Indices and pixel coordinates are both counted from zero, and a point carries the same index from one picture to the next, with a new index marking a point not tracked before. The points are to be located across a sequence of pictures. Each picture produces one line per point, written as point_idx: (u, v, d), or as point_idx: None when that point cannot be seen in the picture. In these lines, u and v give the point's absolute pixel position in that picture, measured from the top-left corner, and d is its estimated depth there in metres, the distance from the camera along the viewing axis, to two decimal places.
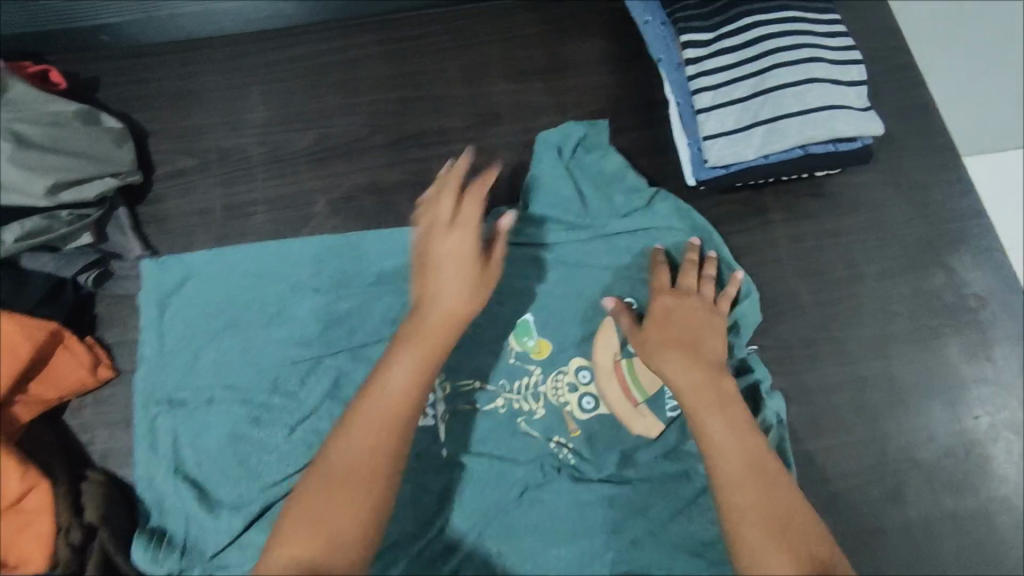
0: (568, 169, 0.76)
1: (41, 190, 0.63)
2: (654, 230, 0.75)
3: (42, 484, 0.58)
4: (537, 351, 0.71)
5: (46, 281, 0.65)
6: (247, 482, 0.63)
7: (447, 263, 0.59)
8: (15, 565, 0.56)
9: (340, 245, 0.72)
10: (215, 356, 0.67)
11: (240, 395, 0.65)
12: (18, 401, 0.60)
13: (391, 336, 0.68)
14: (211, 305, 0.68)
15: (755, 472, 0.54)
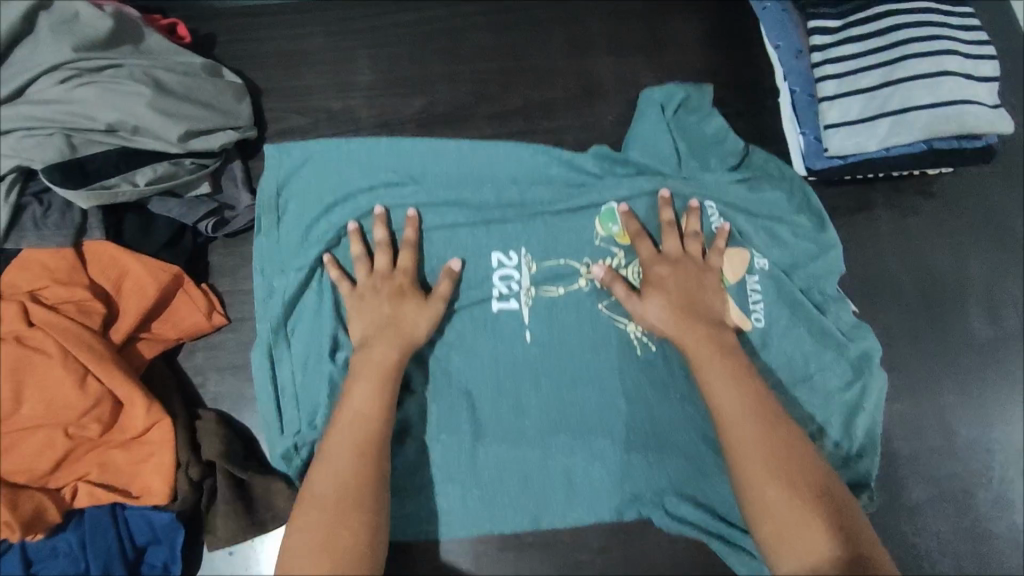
0: (670, 125, 0.73)
1: (175, 137, 0.67)
2: (753, 180, 0.72)
3: (164, 419, 0.61)
4: (622, 237, 0.70)
5: (170, 227, 0.70)
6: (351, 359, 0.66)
7: (378, 310, 0.63)
8: (139, 495, 0.60)
9: (443, 148, 0.72)
10: (325, 233, 0.68)
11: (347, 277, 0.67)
12: (142, 338, 0.66)
13: (489, 230, 0.69)
14: (320, 187, 0.70)
15: (758, 423, 0.57)
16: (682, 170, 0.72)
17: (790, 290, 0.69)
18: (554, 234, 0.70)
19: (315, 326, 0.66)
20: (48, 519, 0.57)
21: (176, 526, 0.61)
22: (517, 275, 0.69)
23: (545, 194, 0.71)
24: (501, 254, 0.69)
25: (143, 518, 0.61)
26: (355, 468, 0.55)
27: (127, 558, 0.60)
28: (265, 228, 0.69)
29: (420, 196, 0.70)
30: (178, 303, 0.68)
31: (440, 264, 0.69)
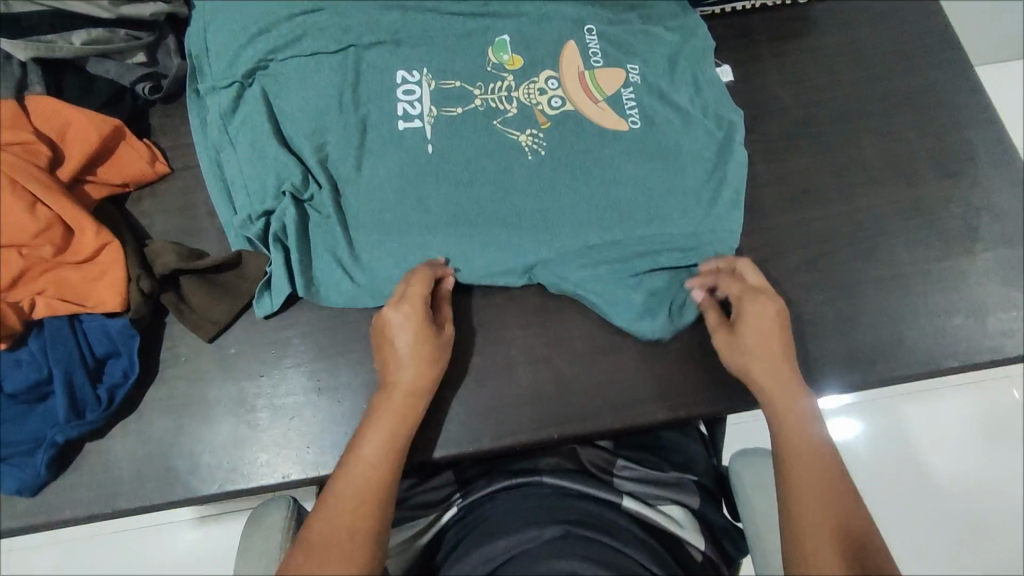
0: None
1: (106, 2, 0.73)
2: None
3: (114, 241, 0.67)
4: (512, 65, 0.73)
5: (109, 87, 0.75)
6: (274, 156, 0.69)
7: (401, 346, 0.62)
8: (95, 306, 0.65)
9: None
10: (250, 53, 0.71)
11: (270, 91, 0.71)
12: (89, 181, 0.71)
13: (390, 44, 0.73)
14: (238, 10, 0.71)
15: (818, 456, 0.57)
16: None
17: (662, 87, 0.73)
18: (452, 36, 0.73)
19: (244, 123, 0.71)
20: (8, 326, 0.63)
21: (130, 331, 0.66)
22: (419, 90, 0.72)
23: (445, 2, 0.74)
24: (405, 73, 0.72)
25: (100, 329, 0.66)
26: (371, 486, 0.56)
27: (88, 366, 0.65)
28: (194, 49, 0.72)
29: (336, 16, 0.72)
30: (123, 151, 0.73)
31: (351, 73, 0.71)
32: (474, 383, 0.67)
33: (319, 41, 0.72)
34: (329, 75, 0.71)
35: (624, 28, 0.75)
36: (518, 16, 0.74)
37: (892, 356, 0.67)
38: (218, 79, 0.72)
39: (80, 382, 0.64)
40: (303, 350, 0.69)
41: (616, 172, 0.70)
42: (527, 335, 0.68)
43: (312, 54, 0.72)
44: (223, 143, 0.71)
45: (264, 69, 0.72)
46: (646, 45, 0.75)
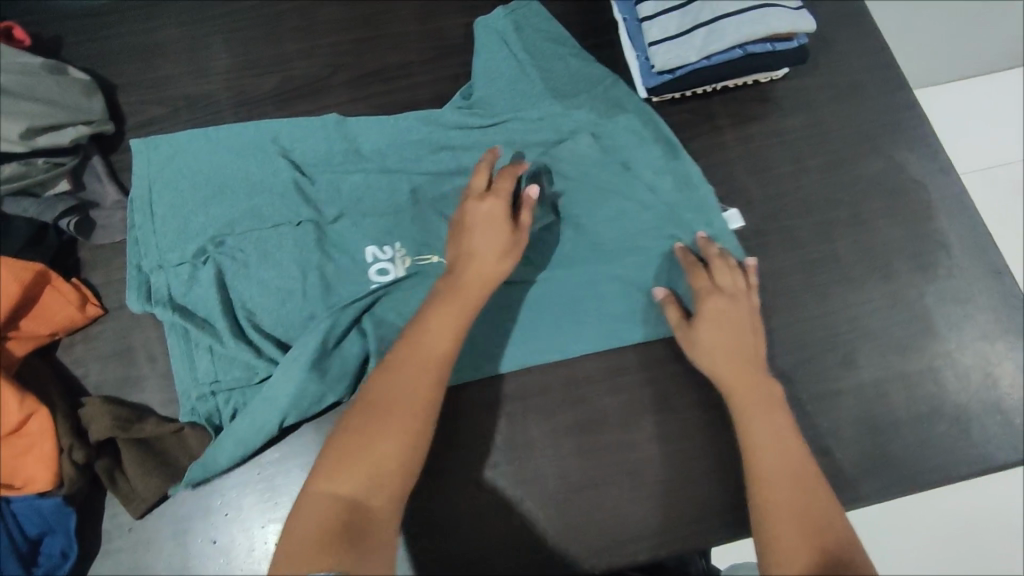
0: (517, 57, 0.75)
1: (16, 135, 0.67)
2: (602, 112, 0.73)
3: (41, 410, 0.62)
4: None
5: (28, 226, 0.69)
6: (241, 352, 0.66)
7: (478, 227, 0.62)
8: (23, 486, 0.60)
9: (306, 126, 0.73)
10: (204, 222, 0.70)
11: (224, 268, 0.68)
12: (12, 336, 0.66)
13: (350, 213, 0.70)
14: (191, 181, 0.71)
15: (775, 423, 0.59)
16: (539, 105, 0.74)
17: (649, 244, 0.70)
18: (416, 196, 0.71)
19: (199, 306, 0.67)
20: None
21: (66, 510, 0.61)
22: (393, 270, 0.68)
23: (414, 163, 0.73)
24: (376, 249, 0.69)
25: (31, 508, 0.61)
26: (416, 398, 0.55)
27: (19, 550, 0.60)
28: (141, 225, 0.70)
29: (298, 190, 0.71)
30: (48, 298, 0.68)
31: (310, 248, 0.68)
32: (442, 535, 0.63)
33: (274, 214, 0.70)
34: (288, 254, 0.68)
35: (604, 178, 0.72)
36: (494, 175, 0.72)
37: (876, 472, 0.64)
38: (168, 257, 0.69)
39: (12, 570, 0.59)
40: (258, 509, 0.64)
41: (593, 318, 0.69)
42: (497, 477, 0.64)
43: (267, 227, 0.69)
44: (183, 328, 0.67)
45: (218, 244, 0.69)
46: (631, 192, 0.72)
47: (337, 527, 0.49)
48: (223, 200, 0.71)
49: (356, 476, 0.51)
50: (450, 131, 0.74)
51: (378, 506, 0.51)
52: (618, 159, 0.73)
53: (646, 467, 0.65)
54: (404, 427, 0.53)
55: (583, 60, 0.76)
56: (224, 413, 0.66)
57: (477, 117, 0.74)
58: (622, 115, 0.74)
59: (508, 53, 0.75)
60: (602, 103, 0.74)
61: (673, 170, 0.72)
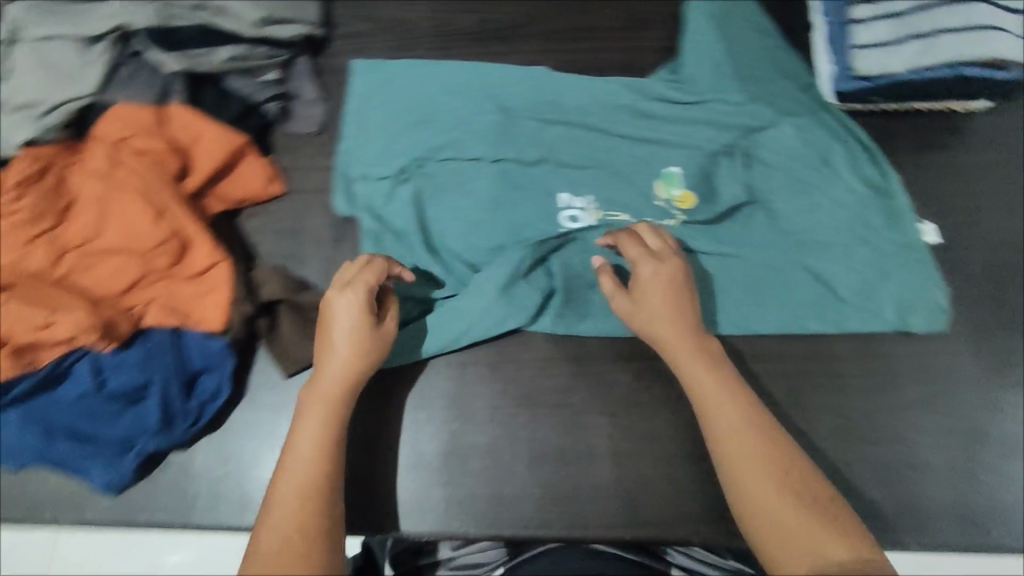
0: (721, 43, 0.79)
1: (252, 21, 0.75)
2: (797, 113, 0.77)
3: (224, 261, 0.68)
4: (681, 202, 0.74)
5: (241, 103, 0.77)
6: (432, 260, 0.71)
7: (342, 326, 0.60)
8: (198, 323, 0.67)
9: (511, 75, 0.79)
10: (408, 142, 0.76)
11: (426, 184, 0.74)
12: (210, 195, 0.73)
13: (546, 159, 0.75)
14: (403, 105, 0.78)
15: (730, 408, 0.58)
16: (738, 94, 0.77)
17: (835, 242, 0.72)
18: (610, 156, 0.76)
19: (394, 218, 0.73)
20: (119, 332, 0.65)
21: (228, 354, 0.67)
22: (583, 216, 0.73)
23: (615, 125, 0.77)
24: (569, 195, 0.74)
25: (200, 345, 0.67)
26: (319, 465, 0.55)
27: (183, 377, 0.66)
28: (352, 135, 0.77)
29: (500, 128, 0.76)
30: (244, 167, 0.75)
31: (510, 182, 0.74)
32: (553, 465, 0.65)
33: (477, 144, 0.76)
34: (484, 184, 0.74)
35: (799, 171, 0.75)
36: (687, 149, 0.76)
37: (984, 514, 0.65)
38: (374, 168, 0.75)
39: (174, 394, 0.65)
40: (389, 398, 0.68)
41: (766, 305, 0.70)
42: (614, 426, 0.66)
43: (469, 155, 0.75)
44: (377, 234, 0.73)
45: (419, 165, 0.75)
46: (823, 188, 0.74)
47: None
48: (427, 125, 0.77)
49: (277, 536, 0.50)
50: (649, 101, 0.79)
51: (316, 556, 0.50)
52: (816, 155, 0.75)
53: None
54: (313, 490, 0.53)
55: (788, 58, 0.80)
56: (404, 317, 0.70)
57: (681, 93, 0.79)
58: (821, 116, 0.77)
59: (710, 39, 0.79)
60: (797, 107, 0.77)
61: (865, 177, 0.74)
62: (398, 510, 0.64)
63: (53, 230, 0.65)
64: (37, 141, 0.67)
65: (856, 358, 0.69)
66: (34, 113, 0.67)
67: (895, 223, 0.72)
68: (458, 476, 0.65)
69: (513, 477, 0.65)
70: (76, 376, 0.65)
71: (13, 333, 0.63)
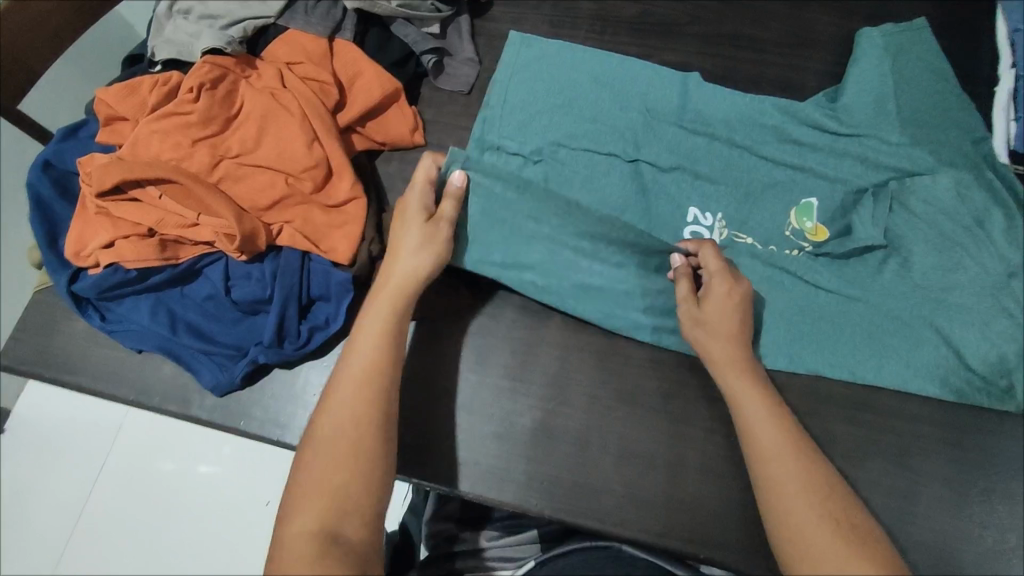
0: (895, 78, 0.75)
1: None
2: (963, 168, 0.71)
3: (362, 198, 0.70)
4: (814, 234, 0.70)
5: (402, 49, 0.79)
6: (547, 246, 0.69)
7: (404, 222, 0.65)
8: (326, 252, 0.69)
9: (663, 73, 0.77)
10: (547, 122, 0.74)
11: (552, 167, 0.72)
12: (356, 132, 0.75)
13: (685, 168, 0.72)
14: (549, 84, 0.76)
15: (774, 432, 0.57)
16: (907, 135, 0.73)
17: (977, 312, 0.66)
18: (748, 170, 0.72)
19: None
20: (256, 245, 0.67)
21: (348, 288, 0.69)
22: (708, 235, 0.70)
23: (762, 142, 0.74)
24: (699, 212, 0.71)
25: (324, 274, 0.69)
26: (358, 415, 0.56)
27: (302, 300, 0.69)
28: (493, 103, 0.75)
29: (640, 124, 0.74)
30: (393, 112, 0.77)
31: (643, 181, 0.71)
32: (641, 467, 0.64)
33: (619, 135, 0.73)
34: (617, 179, 0.71)
35: (946, 228, 0.69)
36: (832, 182, 0.72)
37: None
38: (508, 141, 0.73)
39: (290, 315, 0.68)
40: (488, 363, 0.68)
41: (891, 364, 0.66)
42: (709, 443, 0.65)
43: (607, 144, 0.72)
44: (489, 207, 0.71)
45: (554, 149, 0.72)
46: (971, 251, 0.68)
47: (320, 549, 0.50)
48: (568, 106, 0.75)
49: (315, 503, 0.52)
50: (801, 126, 0.74)
51: (356, 533, 0.52)
52: (969, 215, 0.70)
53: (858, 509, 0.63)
54: (351, 437, 0.56)
55: (964, 108, 0.73)
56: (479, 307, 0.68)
57: (837, 123, 0.74)
58: (985, 175, 0.71)
59: (882, 73, 0.75)
60: (967, 160, 0.71)
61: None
62: (478, 475, 0.64)
63: (216, 136, 0.68)
64: (220, 50, 0.70)
65: (978, 434, 0.65)
66: (215, 23, 0.72)
67: None
68: (546, 456, 0.64)
69: (601, 472, 0.64)
70: (209, 277, 0.69)
71: (163, 224, 0.66)
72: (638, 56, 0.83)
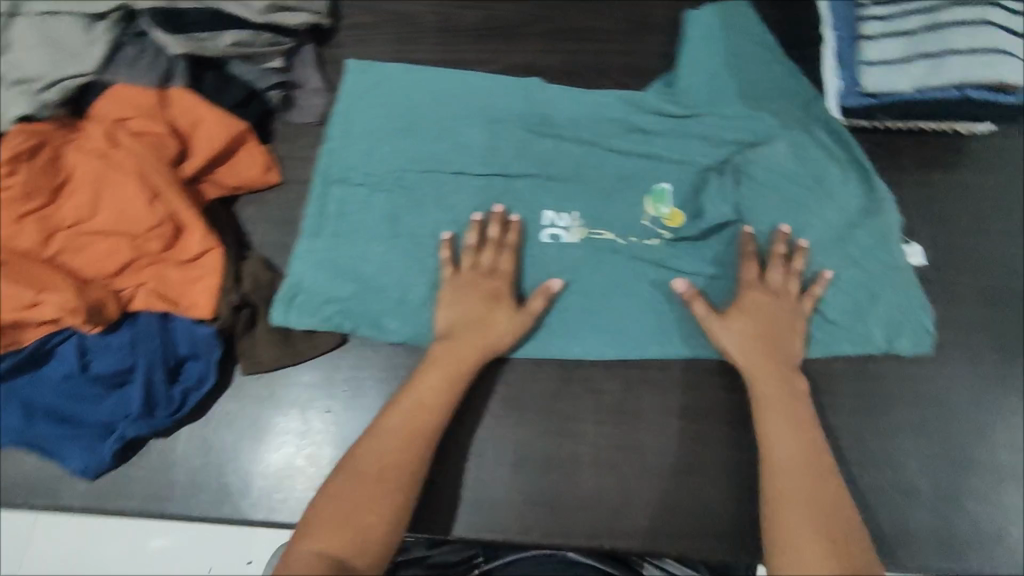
0: (726, 59, 0.77)
1: (258, 8, 0.74)
2: (800, 132, 0.74)
3: (216, 248, 0.67)
4: (671, 220, 0.72)
5: (245, 88, 0.77)
6: (404, 273, 0.69)
7: (473, 293, 0.66)
8: (186, 309, 0.66)
9: (505, 83, 0.77)
10: (391, 148, 0.74)
11: (403, 191, 0.72)
12: (205, 180, 0.73)
13: (541, 176, 0.73)
14: (387, 108, 0.76)
15: (795, 445, 0.59)
16: (743, 106, 0.75)
17: (822, 269, 0.70)
18: (600, 162, 0.74)
19: (364, 229, 0.71)
20: (108, 316, 0.64)
21: (215, 343, 0.66)
22: (566, 236, 0.71)
23: (610, 131, 0.76)
24: (553, 215, 0.72)
25: (187, 331, 0.67)
26: (405, 446, 0.59)
27: (168, 364, 0.66)
28: (335, 134, 0.75)
29: (491, 135, 0.75)
30: (241, 154, 0.74)
31: (498, 193, 0.72)
32: (537, 470, 0.66)
33: (467, 152, 0.74)
34: (467, 196, 0.72)
35: (790, 189, 0.73)
36: (683, 161, 0.74)
37: (979, 540, 0.64)
38: (352, 173, 0.73)
39: (158, 380, 0.65)
40: (372, 392, 0.68)
41: None
42: (599, 434, 0.66)
43: (457, 162, 0.73)
44: (339, 242, 0.70)
45: (401, 176, 0.73)
46: (817, 208, 0.72)
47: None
48: (414, 129, 0.75)
49: (332, 531, 0.53)
50: (645, 115, 0.76)
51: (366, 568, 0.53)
52: (809, 175, 0.73)
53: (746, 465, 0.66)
54: (392, 468, 0.57)
55: (789, 75, 0.77)
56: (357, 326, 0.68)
57: (677, 107, 0.76)
58: (819, 135, 0.74)
59: (716, 54, 0.77)
60: (800, 125, 0.75)
61: (868, 197, 0.72)
62: None
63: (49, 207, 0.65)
64: (32, 116, 0.68)
65: (850, 375, 0.68)
66: (34, 87, 0.68)
67: (889, 245, 0.71)
68: (441, 476, 0.65)
69: (499, 482, 0.65)
70: (62, 356, 0.65)
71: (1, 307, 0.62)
72: (486, 63, 0.84)
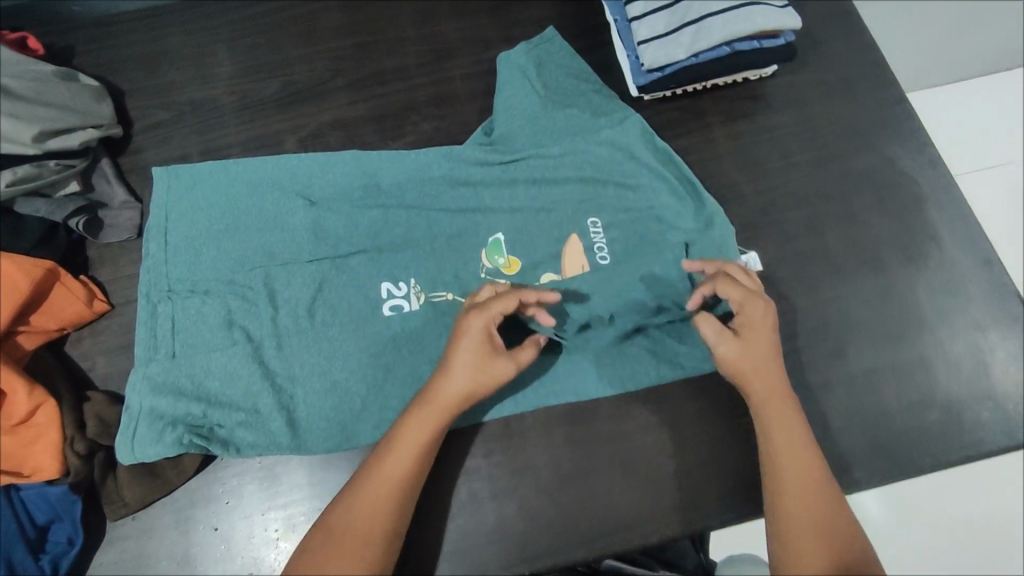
0: (534, 82, 0.79)
1: (29, 138, 0.68)
2: (608, 133, 0.77)
3: (49, 401, 0.63)
4: (508, 267, 0.73)
5: (40, 224, 0.71)
6: (249, 377, 0.68)
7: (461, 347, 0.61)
8: (32, 474, 0.61)
9: (321, 157, 0.77)
10: (215, 251, 0.74)
11: (234, 292, 0.72)
12: (22, 331, 0.67)
13: (371, 248, 0.74)
14: (205, 210, 0.75)
15: (803, 486, 0.58)
16: (548, 119, 0.78)
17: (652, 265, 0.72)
18: (427, 212, 0.75)
19: (199, 342, 0.70)
20: None
21: (73, 497, 0.63)
22: (407, 304, 0.72)
23: (432, 171, 0.77)
24: (390, 285, 0.73)
25: (39, 496, 0.63)
26: (380, 505, 0.57)
27: (28, 536, 0.62)
28: (155, 248, 0.74)
29: (313, 212, 0.75)
30: (56, 292, 0.69)
31: (331, 269, 0.73)
32: (437, 519, 0.65)
33: (292, 237, 0.74)
34: (300, 286, 0.72)
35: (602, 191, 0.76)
36: (509, 183, 0.76)
37: (859, 454, 0.67)
38: (178, 286, 0.72)
39: (20, 557, 0.60)
40: (258, 497, 0.67)
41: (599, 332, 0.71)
42: (491, 465, 0.67)
43: (284, 249, 0.74)
44: (176, 361, 0.69)
45: (230, 278, 0.72)
46: (633, 202, 0.75)
47: None
48: (236, 226, 0.75)
49: None
50: (468, 167, 0.77)
51: None
52: (618, 172, 0.76)
53: (635, 450, 0.68)
54: (369, 527, 0.56)
55: (585, 82, 0.81)
56: (215, 442, 0.66)
57: (498, 154, 0.77)
58: (626, 129, 0.77)
59: (521, 77, 0.80)
60: (607, 127, 0.77)
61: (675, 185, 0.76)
62: None
63: None
64: None
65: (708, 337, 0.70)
66: None
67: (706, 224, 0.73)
68: None
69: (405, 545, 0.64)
70: None
71: None
72: (295, 128, 0.82)
